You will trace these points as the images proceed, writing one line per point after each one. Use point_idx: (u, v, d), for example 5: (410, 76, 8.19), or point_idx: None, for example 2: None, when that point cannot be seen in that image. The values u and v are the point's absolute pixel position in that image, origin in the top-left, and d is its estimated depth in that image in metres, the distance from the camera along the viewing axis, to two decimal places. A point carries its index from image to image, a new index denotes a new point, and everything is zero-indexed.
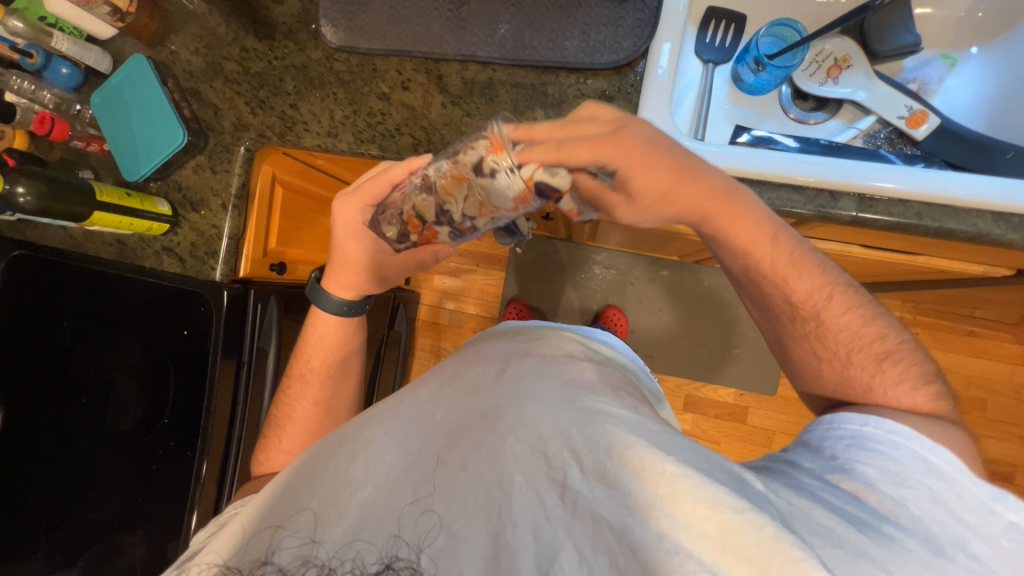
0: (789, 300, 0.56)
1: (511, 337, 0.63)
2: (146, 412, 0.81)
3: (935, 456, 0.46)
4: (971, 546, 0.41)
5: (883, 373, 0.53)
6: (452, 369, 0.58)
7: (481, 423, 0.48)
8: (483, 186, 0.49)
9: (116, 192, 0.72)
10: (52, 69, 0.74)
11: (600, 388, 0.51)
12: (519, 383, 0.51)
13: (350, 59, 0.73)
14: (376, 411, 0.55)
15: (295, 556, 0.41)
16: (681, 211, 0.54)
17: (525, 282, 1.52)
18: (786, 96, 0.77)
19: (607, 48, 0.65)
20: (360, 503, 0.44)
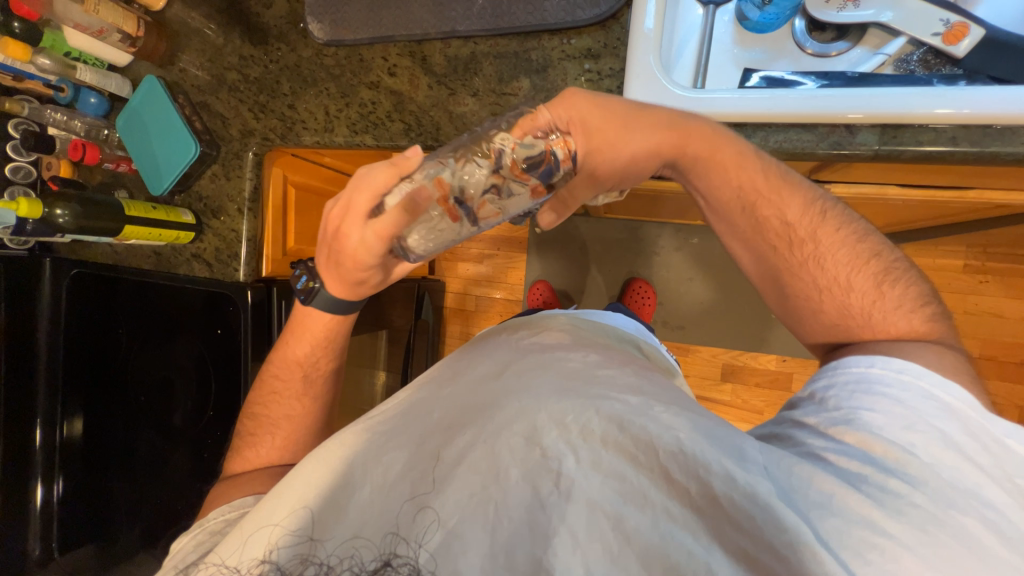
0: (784, 222, 0.55)
1: (511, 331, 0.64)
2: (196, 405, 0.89)
3: (941, 392, 0.45)
4: (985, 493, 0.39)
5: (884, 297, 0.52)
6: (452, 368, 0.57)
7: (477, 416, 0.47)
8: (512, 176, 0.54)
9: (142, 206, 0.77)
10: (82, 100, 0.82)
11: (597, 374, 0.50)
12: (515, 378, 0.50)
13: (337, 53, 0.74)
14: (374, 411, 0.54)
15: (295, 555, 0.41)
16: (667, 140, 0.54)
17: (548, 263, 1.51)
18: (800, 30, 0.70)
19: (588, 2, 0.62)
20: (359, 503, 0.43)
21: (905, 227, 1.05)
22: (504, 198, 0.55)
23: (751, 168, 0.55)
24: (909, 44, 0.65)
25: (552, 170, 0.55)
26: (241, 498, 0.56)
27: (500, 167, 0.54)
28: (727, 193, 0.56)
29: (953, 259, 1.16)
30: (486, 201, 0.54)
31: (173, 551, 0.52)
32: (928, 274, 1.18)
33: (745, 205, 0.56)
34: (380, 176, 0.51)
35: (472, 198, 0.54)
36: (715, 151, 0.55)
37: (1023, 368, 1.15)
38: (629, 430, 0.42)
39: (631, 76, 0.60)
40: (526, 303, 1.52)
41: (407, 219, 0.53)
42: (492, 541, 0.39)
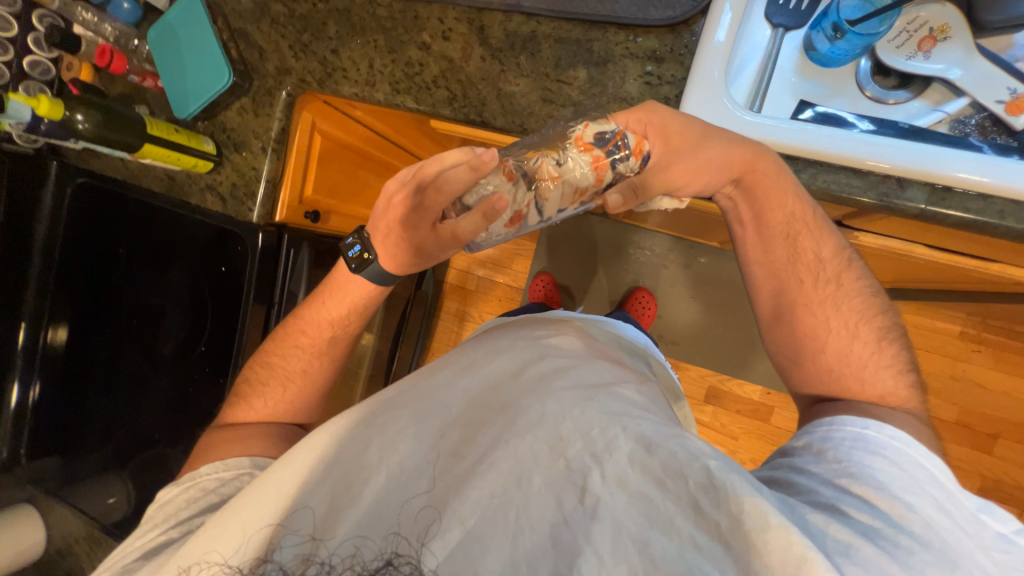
0: (817, 258, 0.58)
1: (527, 327, 0.63)
2: (186, 338, 0.87)
3: (927, 462, 0.46)
4: (979, 558, 0.40)
5: (880, 353, 0.55)
6: (467, 358, 0.57)
7: (500, 417, 0.48)
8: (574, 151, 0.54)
9: (164, 127, 0.75)
10: (115, 4, 0.77)
11: (616, 386, 0.51)
12: (539, 383, 0.51)
13: (392, 4, 0.71)
14: (387, 394, 0.53)
15: (296, 555, 0.40)
16: (733, 162, 0.55)
17: (555, 257, 1.50)
18: (864, 71, 0.69)
19: (663, 2, 0.60)
20: (374, 491, 0.44)
21: (913, 285, 1.06)
22: (570, 167, 0.53)
23: (806, 203, 0.56)
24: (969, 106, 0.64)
25: (616, 147, 0.54)
26: (236, 457, 0.58)
27: (565, 144, 0.54)
28: (778, 217, 0.57)
29: (950, 324, 1.18)
30: (548, 171, 0.54)
31: (164, 497, 0.56)
32: (922, 334, 1.20)
33: (789, 232, 0.57)
34: (455, 175, 0.52)
35: (534, 172, 0.54)
36: (783, 185, 0.55)
37: (994, 441, 1.18)
38: (657, 454, 0.42)
39: (692, 87, 0.59)
40: (526, 293, 1.51)
41: (484, 225, 0.54)
42: (515, 548, 0.40)
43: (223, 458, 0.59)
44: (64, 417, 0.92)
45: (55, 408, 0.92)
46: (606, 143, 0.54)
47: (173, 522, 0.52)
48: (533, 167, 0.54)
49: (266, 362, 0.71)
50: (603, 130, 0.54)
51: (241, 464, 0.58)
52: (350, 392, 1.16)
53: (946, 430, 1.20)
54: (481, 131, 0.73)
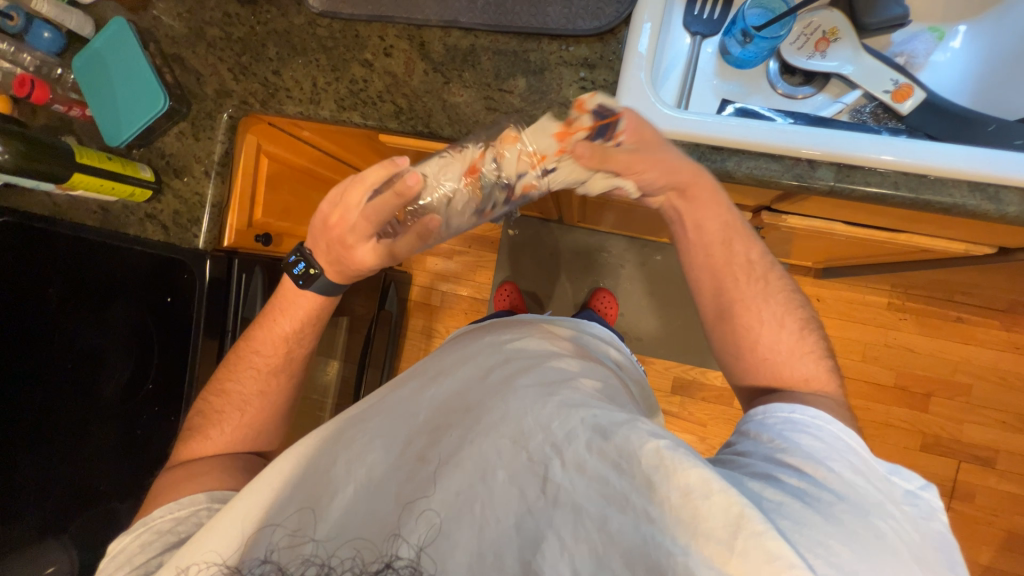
0: (750, 260, 0.62)
1: (494, 332, 0.65)
2: (132, 378, 0.82)
3: (847, 434, 0.50)
4: (887, 507, 0.44)
5: (806, 341, 0.59)
6: (433, 369, 0.58)
7: (463, 419, 0.49)
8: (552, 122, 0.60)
9: (96, 154, 0.71)
10: (35, 33, 0.75)
11: (577, 379, 0.52)
12: (502, 382, 0.52)
13: (332, 24, 0.72)
14: (358, 411, 0.54)
15: (295, 554, 0.41)
16: (675, 172, 0.59)
17: (517, 266, 1.53)
18: (773, 71, 0.77)
19: (590, 14, 0.65)
20: (343, 503, 0.44)
21: (841, 263, 1.16)
22: (534, 139, 0.60)
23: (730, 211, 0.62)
24: (863, 96, 0.73)
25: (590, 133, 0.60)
26: (191, 495, 0.55)
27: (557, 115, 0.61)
28: (714, 225, 0.62)
29: (879, 296, 1.30)
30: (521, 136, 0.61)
31: (115, 548, 0.51)
32: (856, 308, 1.31)
33: (726, 239, 0.62)
34: (381, 202, 0.57)
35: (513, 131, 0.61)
36: (708, 194, 0.61)
37: (928, 400, 1.29)
38: (611, 439, 0.42)
39: (622, 89, 0.63)
40: (492, 303, 1.52)
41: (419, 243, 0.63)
42: (481, 539, 0.41)
43: (176, 499, 0.55)
44: None
45: None
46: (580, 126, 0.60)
47: (128, 568, 0.48)
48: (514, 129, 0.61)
49: (217, 389, 0.67)
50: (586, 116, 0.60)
51: (198, 499, 0.54)
52: (316, 420, 1.12)
53: (887, 394, 1.30)
54: (430, 143, 0.74)
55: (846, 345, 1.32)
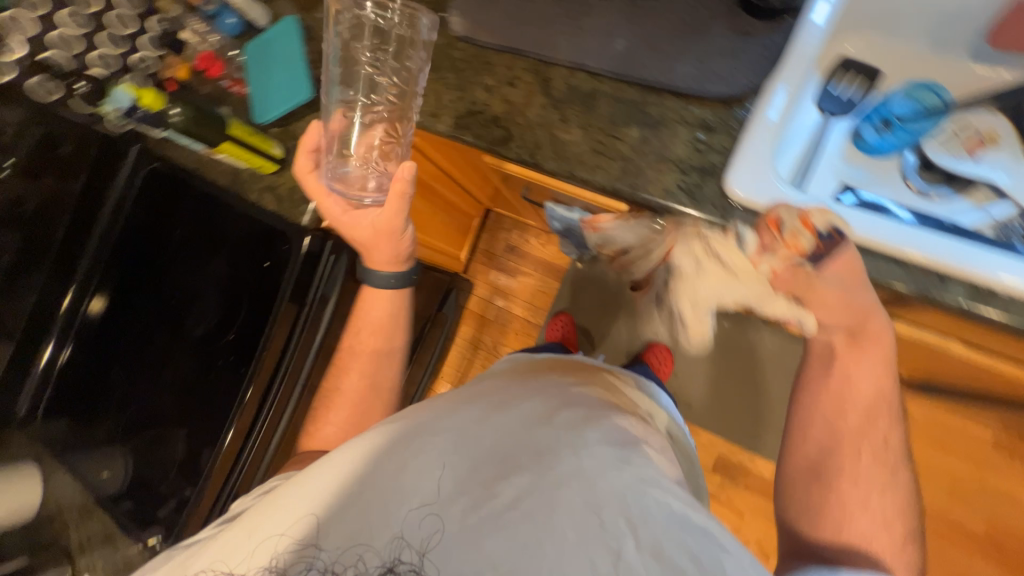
0: (873, 424, 0.67)
1: (556, 370, 0.64)
2: (218, 325, 0.91)
3: None
4: None
5: (884, 514, 0.64)
6: (495, 394, 0.57)
7: (533, 460, 0.47)
8: (778, 240, 0.59)
9: (244, 128, 0.81)
10: (223, 20, 0.89)
11: (645, 449, 0.51)
12: (571, 430, 0.51)
13: (467, 49, 0.77)
14: (418, 415, 0.53)
15: (350, 555, 0.43)
16: (854, 322, 0.63)
17: (578, 299, 1.51)
18: (908, 165, 0.71)
19: (720, 80, 0.64)
20: (404, 515, 0.44)
21: (943, 382, 1.03)
22: (760, 257, 0.61)
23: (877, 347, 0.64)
24: (1015, 213, 0.65)
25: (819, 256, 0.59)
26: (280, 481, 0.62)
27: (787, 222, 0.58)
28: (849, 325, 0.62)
29: (982, 429, 1.13)
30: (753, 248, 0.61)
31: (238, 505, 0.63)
32: (951, 435, 1.15)
33: (868, 402, 0.67)
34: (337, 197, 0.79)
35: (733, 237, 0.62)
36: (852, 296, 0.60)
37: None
38: (690, 533, 0.43)
39: (739, 155, 0.61)
40: (544, 330, 1.52)
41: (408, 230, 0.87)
42: None
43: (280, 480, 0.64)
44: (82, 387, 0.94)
45: (75, 375, 0.94)
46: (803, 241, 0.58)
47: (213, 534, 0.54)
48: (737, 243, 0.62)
49: None
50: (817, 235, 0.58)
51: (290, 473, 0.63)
52: None
53: (972, 544, 1.12)
54: (529, 171, 0.76)
55: (932, 475, 1.15)
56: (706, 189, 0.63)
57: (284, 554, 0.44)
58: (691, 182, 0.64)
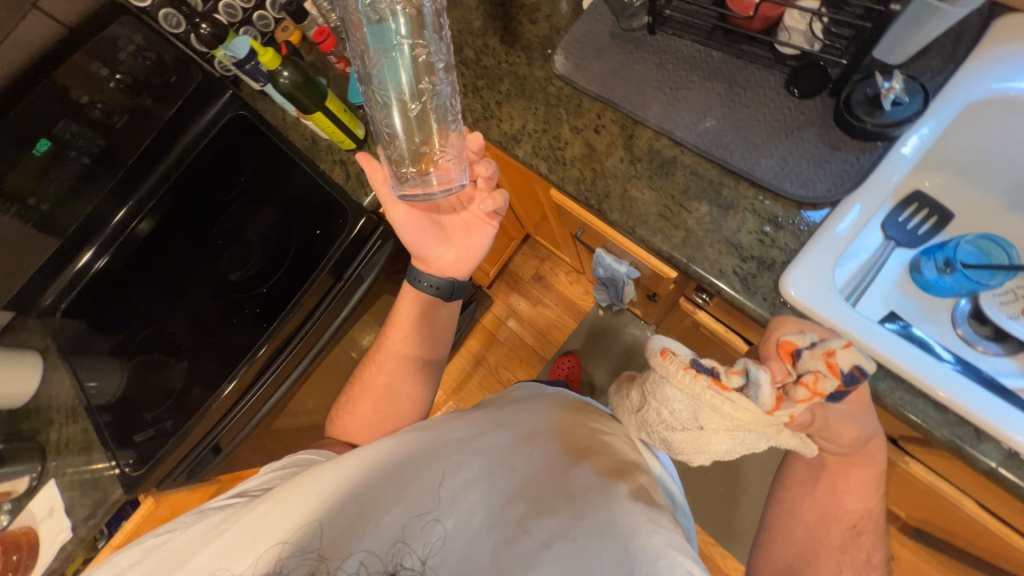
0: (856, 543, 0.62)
1: (584, 413, 0.69)
2: (254, 276, 0.93)
3: None
4: None
5: None
6: (528, 427, 0.64)
7: (567, 505, 0.54)
8: (801, 381, 0.47)
9: (339, 104, 0.85)
10: None
11: (667, 512, 0.57)
12: (600, 482, 0.57)
13: (563, 87, 0.80)
14: (455, 433, 0.61)
15: (392, 553, 0.51)
16: (861, 441, 0.59)
17: (590, 345, 1.51)
18: (961, 310, 0.72)
19: (799, 181, 0.65)
20: (443, 532, 0.51)
21: (940, 536, 0.99)
22: (787, 403, 0.48)
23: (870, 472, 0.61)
24: None
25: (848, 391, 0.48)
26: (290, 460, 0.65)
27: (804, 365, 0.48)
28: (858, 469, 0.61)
29: None
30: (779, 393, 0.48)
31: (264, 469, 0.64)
32: None
33: (856, 524, 0.62)
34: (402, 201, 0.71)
35: (751, 382, 0.47)
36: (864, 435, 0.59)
37: None
38: None
39: (801, 258, 0.62)
40: (550, 366, 1.52)
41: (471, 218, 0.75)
42: None
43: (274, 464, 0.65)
44: (100, 298, 0.95)
45: (99, 286, 0.96)
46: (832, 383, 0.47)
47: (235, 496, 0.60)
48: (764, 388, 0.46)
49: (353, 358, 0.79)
50: (847, 372, 0.47)
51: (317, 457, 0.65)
52: None
53: None
54: (590, 215, 0.79)
55: None
56: (760, 280, 0.64)
57: (321, 548, 0.51)
58: (747, 271, 0.65)
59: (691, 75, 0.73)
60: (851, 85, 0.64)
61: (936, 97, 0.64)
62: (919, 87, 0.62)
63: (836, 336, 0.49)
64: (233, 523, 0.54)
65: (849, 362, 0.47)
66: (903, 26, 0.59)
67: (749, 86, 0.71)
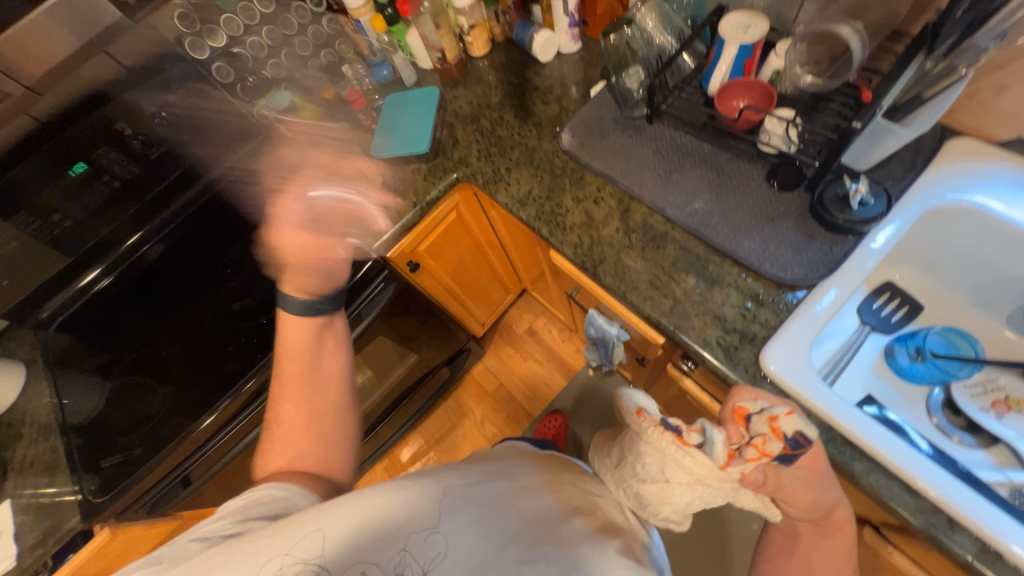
0: None
1: (567, 474, 0.70)
2: (258, 306, 0.97)
3: None
4: None
5: None
6: (519, 477, 0.64)
7: (562, 557, 0.53)
8: (745, 443, 0.53)
9: (362, 157, 0.92)
10: (378, 69, 1.08)
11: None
12: (590, 538, 0.57)
13: (568, 161, 0.89)
14: (451, 478, 0.58)
15: None
16: (828, 508, 0.59)
17: (579, 405, 1.52)
18: (935, 399, 0.74)
19: (779, 264, 0.70)
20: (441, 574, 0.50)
21: None
22: (733, 463, 0.53)
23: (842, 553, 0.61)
24: None
25: (793, 457, 0.52)
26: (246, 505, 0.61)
27: (751, 429, 0.53)
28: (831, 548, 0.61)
29: None
30: (729, 453, 0.53)
31: (221, 510, 0.57)
32: None
33: None
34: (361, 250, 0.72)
35: (703, 442, 0.53)
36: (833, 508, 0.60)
37: None
38: None
39: (780, 335, 0.66)
40: (537, 424, 1.50)
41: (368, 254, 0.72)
42: None
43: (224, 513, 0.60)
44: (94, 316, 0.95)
45: (95, 305, 0.96)
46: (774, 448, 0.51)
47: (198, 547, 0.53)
48: (710, 447, 0.53)
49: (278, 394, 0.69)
50: (787, 438, 0.51)
51: (291, 497, 0.58)
52: None
53: None
54: (585, 277, 0.84)
55: None
56: (742, 353, 0.67)
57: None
58: (730, 342, 0.68)
59: (683, 162, 0.82)
60: (823, 183, 0.72)
61: (899, 200, 0.71)
62: (883, 191, 0.69)
63: (783, 404, 0.54)
64: (228, 559, 0.50)
65: (789, 429, 0.51)
66: (864, 138, 0.67)
67: (734, 176, 0.78)
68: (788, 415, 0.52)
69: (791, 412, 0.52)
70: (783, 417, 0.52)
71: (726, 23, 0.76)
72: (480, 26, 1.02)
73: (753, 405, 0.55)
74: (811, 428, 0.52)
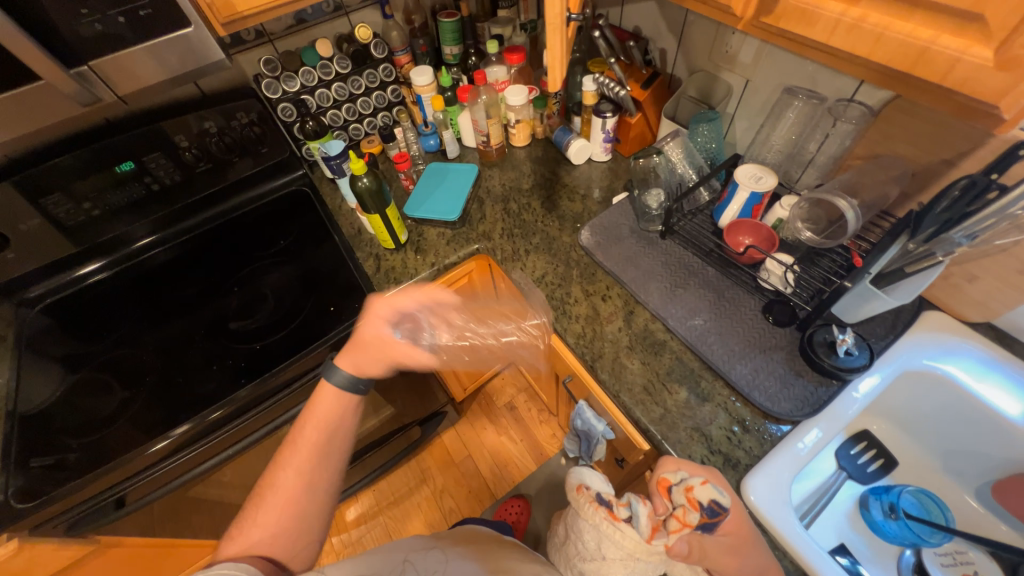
0: None
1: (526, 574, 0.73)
2: (251, 330, 0.95)
3: None
4: None
5: None
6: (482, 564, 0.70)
7: None
8: (669, 512, 0.63)
9: (396, 212, 0.97)
10: (426, 139, 1.19)
11: None
12: None
13: (583, 256, 0.95)
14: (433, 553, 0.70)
15: None
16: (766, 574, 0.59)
17: (544, 493, 1.46)
18: (906, 560, 0.74)
19: (767, 394, 0.74)
20: None
21: None
22: (661, 531, 0.63)
23: None
24: None
25: (712, 527, 0.60)
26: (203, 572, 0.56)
27: (675, 498, 0.61)
28: None
29: None
30: (654, 523, 0.64)
31: None
32: None
33: None
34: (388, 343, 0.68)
35: (631, 515, 0.67)
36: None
37: None
38: None
39: (763, 465, 0.68)
40: (498, 506, 1.43)
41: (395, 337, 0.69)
42: None
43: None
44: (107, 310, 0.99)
45: (115, 297, 1.01)
46: (692, 517, 0.60)
47: None
48: (641, 522, 0.65)
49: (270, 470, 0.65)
50: (702, 508, 0.59)
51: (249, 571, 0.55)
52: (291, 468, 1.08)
53: None
54: (582, 368, 0.86)
55: None
56: (724, 476, 0.68)
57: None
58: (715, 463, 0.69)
59: (688, 280, 0.88)
60: (813, 327, 0.77)
61: (882, 356, 0.77)
62: (867, 345, 0.75)
63: (699, 474, 0.62)
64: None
65: (704, 498, 0.59)
66: (852, 296, 0.75)
67: (733, 302, 0.84)
68: (702, 484, 0.60)
69: (705, 483, 0.60)
70: (698, 486, 0.61)
71: (741, 171, 0.87)
72: (525, 122, 1.15)
73: (676, 476, 0.64)
74: (724, 497, 0.59)
